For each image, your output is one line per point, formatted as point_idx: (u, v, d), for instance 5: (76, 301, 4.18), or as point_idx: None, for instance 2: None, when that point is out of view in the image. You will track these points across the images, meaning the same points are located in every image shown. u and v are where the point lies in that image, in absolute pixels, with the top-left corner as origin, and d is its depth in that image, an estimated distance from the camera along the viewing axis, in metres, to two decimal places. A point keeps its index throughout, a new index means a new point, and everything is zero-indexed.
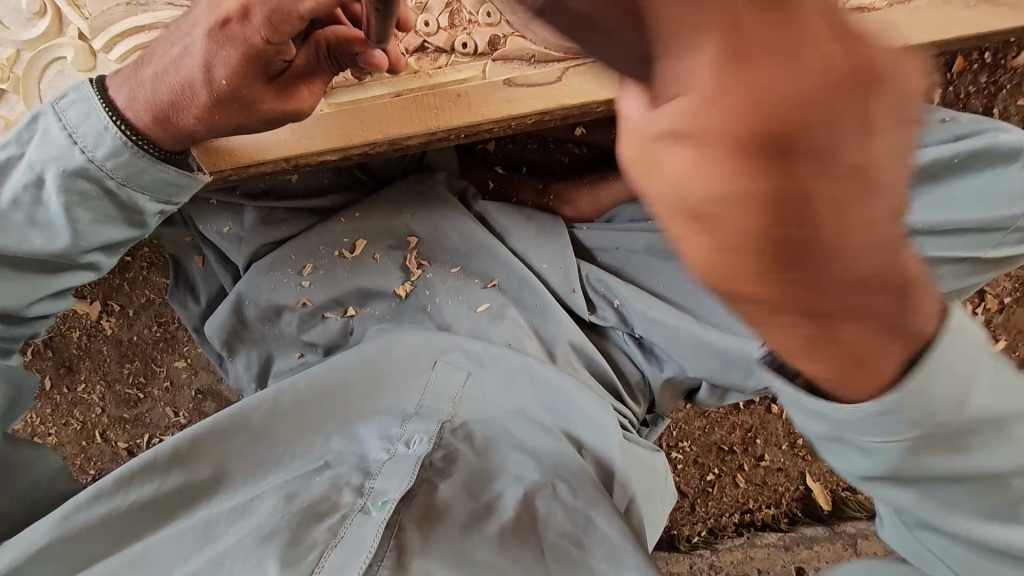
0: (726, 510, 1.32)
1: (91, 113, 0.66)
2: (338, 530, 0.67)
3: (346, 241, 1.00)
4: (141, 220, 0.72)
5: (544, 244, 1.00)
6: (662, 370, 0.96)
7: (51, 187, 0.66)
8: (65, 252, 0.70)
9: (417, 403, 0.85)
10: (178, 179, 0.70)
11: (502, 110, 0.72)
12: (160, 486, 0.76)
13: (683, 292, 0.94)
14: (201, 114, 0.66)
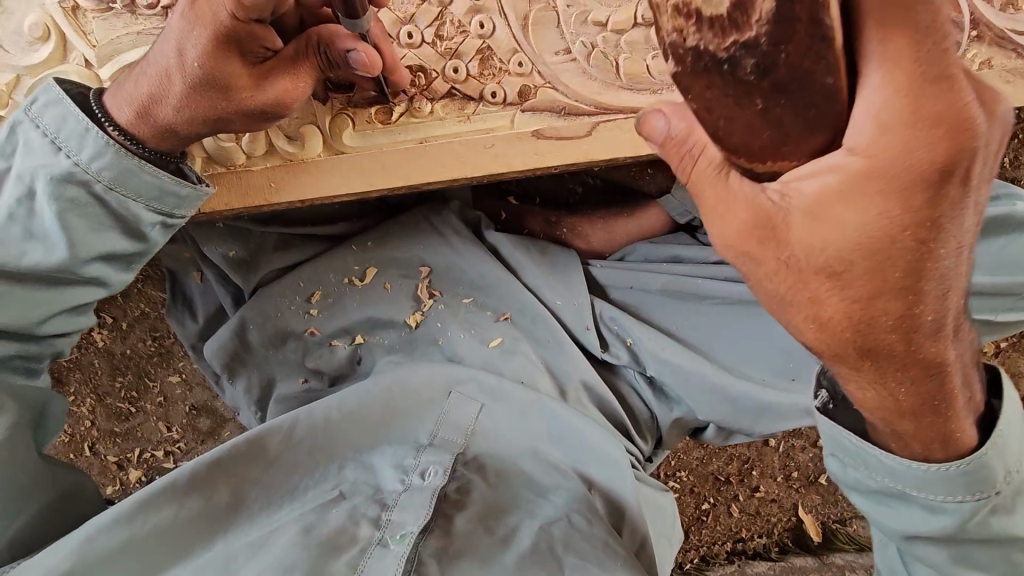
0: (719, 539, 1.33)
1: (71, 115, 0.62)
2: (358, 563, 0.70)
3: (356, 269, 0.98)
4: (139, 229, 0.66)
5: (557, 280, 0.97)
6: (672, 410, 0.95)
7: (43, 196, 0.61)
8: (65, 266, 0.64)
9: (429, 433, 0.83)
10: (175, 184, 0.65)
11: (527, 162, 0.71)
12: (178, 511, 0.73)
13: (694, 332, 0.93)
14: (184, 103, 0.61)
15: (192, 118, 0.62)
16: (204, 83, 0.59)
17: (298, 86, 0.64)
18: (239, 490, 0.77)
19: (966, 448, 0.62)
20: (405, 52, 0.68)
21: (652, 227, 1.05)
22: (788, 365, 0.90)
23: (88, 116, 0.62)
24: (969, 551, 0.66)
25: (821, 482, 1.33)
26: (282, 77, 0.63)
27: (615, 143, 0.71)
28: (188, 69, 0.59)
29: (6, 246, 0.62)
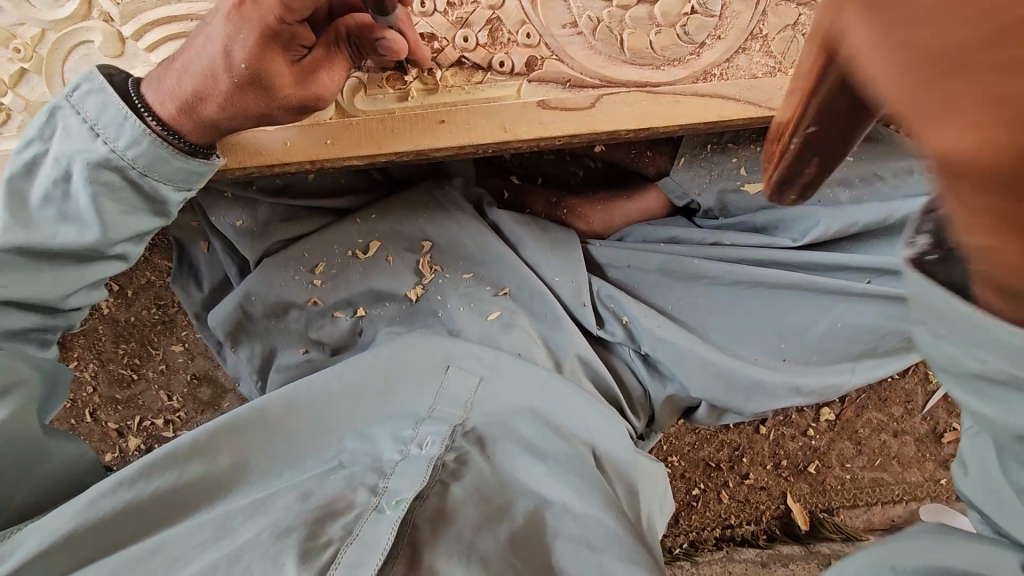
0: (708, 525, 1.35)
1: (103, 102, 0.64)
2: (353, 528, 0.66)
3: (360, 242, 1.00)
4: (164, 211, 0.70)
5: (557, 258, 0.99)
6: (665, 387, 0.97)
7: (80, 181, 0.64)
8: (97, 243, 0.68)
9: (429, 406, 0.85)
10: (202, 168, 0.68)
11: (534, 132, 0.73)
12: (181, 476, 0.75)
13: (687, 310, 0.95)
14: (226, 102, 0.64)
15: (234, 117, 0.65)
16: (250, 85, 0.62)
17: (332, 81, 0.66)
18: (239, 457, 0.79)
19: None
20: (418, 20, 0.71)
21: (650, 209, 1.07)
22: (780, 346, 0.94)
23: (130, 105, 0.65)
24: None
25: (810, 470, 1.35)
26: (321, 72, 0.66)
27: (617, 115, 0.73)
28: (232, 72, 0.61)
29: (41, 226, 0.65)
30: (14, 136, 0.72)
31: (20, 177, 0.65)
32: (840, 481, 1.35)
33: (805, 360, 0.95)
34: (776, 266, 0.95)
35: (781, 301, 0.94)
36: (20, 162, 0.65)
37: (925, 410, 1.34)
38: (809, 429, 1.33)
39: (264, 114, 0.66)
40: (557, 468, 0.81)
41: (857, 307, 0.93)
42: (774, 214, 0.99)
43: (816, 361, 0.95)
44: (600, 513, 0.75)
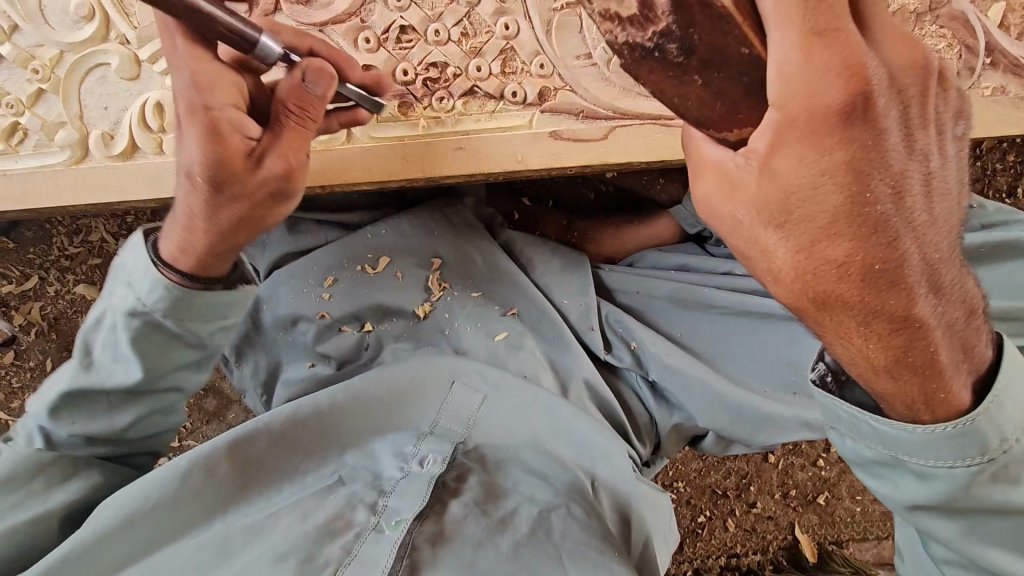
0: (713, 553, 1.33)
1: (140, 252, 0.67)
2: (353, 548, 0.70)
3: (369, 256, 0.99)
4: (203, 342, 0.72)
5: (569, 279, 0.98)
6: (672, 416, 0.96)
7: (120, 330, 0.68)
8: (141, 383, 0.71)
9: (431, 421, 0.85)
10: (224, 298, 0.69)
11: (545, 162, 0.73)
12: (179, 494, 0.74)
13: (697, 338, 0.94)
14: (200, 210, 0.63)
15: (219, 226, 0.63)
16: (211, 183, 0.61)
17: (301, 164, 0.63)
18: (240, 471, 0.78)
19: (957, 407, 0.50)
20: (432, 48, 0.71)
21: (662, 237, 1.06)
22: (790, 380, 0.90)
23: (150, 257, 0.66)
24: (999, 535, 0.54)
25: (819, 502, 1.32)
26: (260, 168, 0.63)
27: (630, 147, 0.73)
28: (201, 177, 0.61)
29: (96, 369, 0.70)
30: (29, 154, 0.73)
31: (90, 328, 0.71)
32: (849, 514, 1.32)
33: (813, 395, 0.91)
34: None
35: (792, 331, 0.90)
36: (89, 316, 0.71)
37: None
38: (818, 459, 1.31)
39: (241, 209, 0.63)
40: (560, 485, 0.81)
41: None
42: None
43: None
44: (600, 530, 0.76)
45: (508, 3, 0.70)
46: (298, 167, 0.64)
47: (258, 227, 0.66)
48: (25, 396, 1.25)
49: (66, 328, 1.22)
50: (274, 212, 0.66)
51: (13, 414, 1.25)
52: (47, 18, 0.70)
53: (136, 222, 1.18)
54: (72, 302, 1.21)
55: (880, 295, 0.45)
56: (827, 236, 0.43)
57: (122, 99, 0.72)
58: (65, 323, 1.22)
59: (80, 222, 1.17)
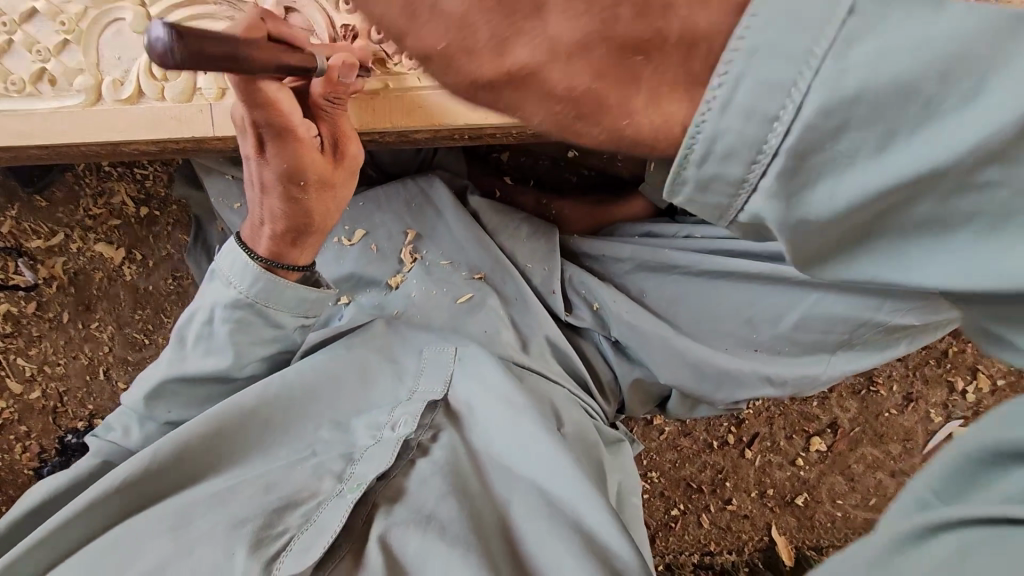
0: (687, 549, 1.31)
1: (238, 257, 0.81)
2: (311, 516, 0.73)
3: (346, 229, 1.07)
4: (282, 331, 0.87)
5: (532, 244, 1.04)
6: (633, 369, 1.01)
7: (220, 324, 0.84)
8: (231, 368, 0.87)
9: (408, 392, 0.90)
10: (309, 292, 0.85)
11: (502, 119, 0.79)
12: (153, 468, 0.79)
13: (655, 297, 0.99)
14: (306, 206, 0.79)
15: (311, 212, 0.80)
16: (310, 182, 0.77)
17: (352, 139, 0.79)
18: (212, 446, 0.82)
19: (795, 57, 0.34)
20: None
21: (635, 213, 1.11)
22: (750, 337, 0.93)
23: (243, 251, 0.81)
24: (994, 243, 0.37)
25: (797, 503, 1.29)
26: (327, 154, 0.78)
27: None
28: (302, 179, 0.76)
29: (191, 357, 0.86)
30: (51, 96, 0.83)
31: (186, 324, 0.87)
32: (829, 519, 1.29)
33: (777, 351, 0.93)
34: (745, 256, 0.94)
35: (751, 291, 0.93)
36: (186, 314, 0.87)
37: (927, 451, 1.26)
38: (797, 458, 1.28)
39: (331, 193, 0.80)
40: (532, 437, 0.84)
41: (840, 299, 0.88)
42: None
43: (790, 352, 0.93)
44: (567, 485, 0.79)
45: None
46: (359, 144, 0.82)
47: (345, 203, 0.84)
48: (43, 344, 1.35)
49: (84, 283, 1.33)
50: (347, 187, 0.83)
51: (32, 360, 1.35)
52: None
53: (154, 187, 1.29)
54: (91, 260, 1.32)
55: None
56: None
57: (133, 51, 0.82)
58: (84, 278, 1.33)
59: (104, 185, 1.28)
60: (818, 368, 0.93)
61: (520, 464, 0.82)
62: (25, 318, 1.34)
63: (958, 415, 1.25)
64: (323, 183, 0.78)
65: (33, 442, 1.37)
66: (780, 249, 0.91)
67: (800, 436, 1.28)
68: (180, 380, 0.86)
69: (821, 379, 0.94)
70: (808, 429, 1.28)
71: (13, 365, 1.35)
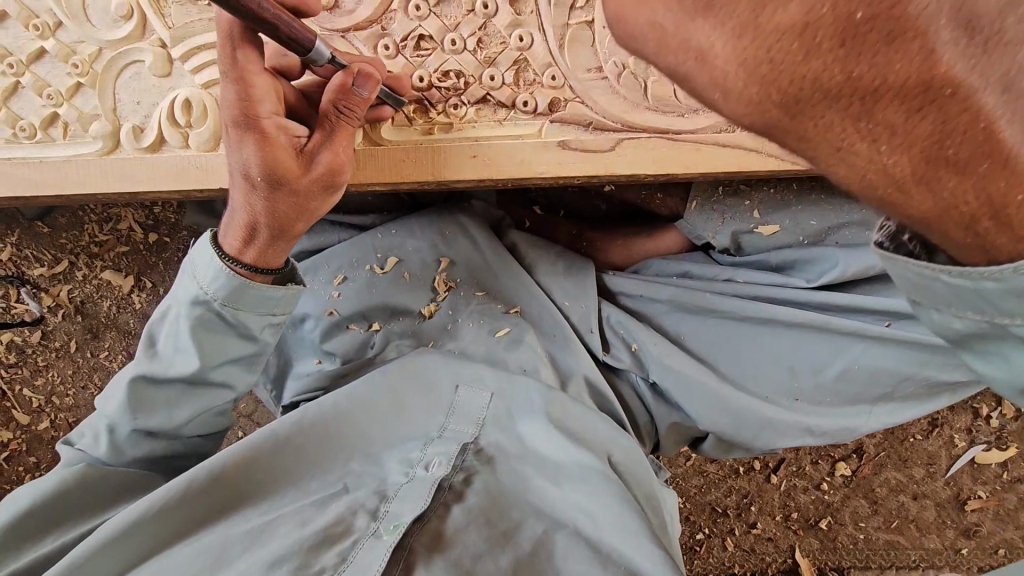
0: (711, 571, 1.31)
1: (206, 252, 0.74)
2: (348, 554, 0.68)
3: (379, 258, 1.03)
4: (252, 334, 0.78)
5: (568, 281, 1.01)
6: (670, 414, 0.99)
7: (183, 321, 0.75)
8: (197, 373, 0.77)
9: (440, 425, 0.86)
10: (274, 291, 0.76)
11: (552, 171, 0.75)
12: (186, 491, 0.75)
13: (700, 343, 0.95)
14: (262, 203, 0.69)
15: (282, 221, 0.70)
16: (269, 182, 0.67)
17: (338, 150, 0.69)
18: (250, 476, 0.78)
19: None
20: (448, 57, 0.73)
21: (668, 248, 1.07)
22: (792, 385, 0.92)
23: (212, 248, 0.74)
24: None
25: (820, 526, 1.30)
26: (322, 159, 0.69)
27: (636, 161, 0.75)
28: (256, 177, 0.67)
29: (162, 357, 0.78)
30: (64, 142, 0.77)
31: (157, 321, 0.80)
32: (851, 540, 1.30)
33: (820, 400, 0.92)
34: (788, 304, 0.93)
35: (794, 337, 0.92)
36: (155, 311, 0.79)
37: (949, 474, 1.28)
38: (822, 483, 1.29)
39: (297, 199, 0.69)
40: (570, 487, 0.81)
41: (879, 351, 0.89)
42: (789, 253, 0.97)
43: (830, 403, 0.92)
44: (624, 527, 0.74)
45: (523, 16, 0.72)
46: (348, 161, 0.71)
47: (316, 217, 0.72)
48: (50, 374, 1.30)
49: (92, 311, 1.27)
50: (326, 203, 0.72)
51: (39, 391, 1.30)
52: (89, 17, 0.75)
53: (163, 213, 1.23)
54: (99, 287, 1.27)
55: (844, 57, 0.37)
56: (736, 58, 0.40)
57: (153, 95, 0.77)
58: (92, 306, 1.28)
59: (110, 211, 1.22)
60: (859, 420, 0.92)
61: (558, 509, 0.79)
62: (29, 348, 1.29)
63: (982, 440, 1.26)
64: (287, 184, 0.68)
65: (43, 474, 1.32)
66: (818, 298, 0.91)
67: (825, 461, 1.28)
68: (149, 381, 0.78)
69: (859, 431, 0.93)
70: (833, 454, 1.28)
71: (19, 396, 1.30)
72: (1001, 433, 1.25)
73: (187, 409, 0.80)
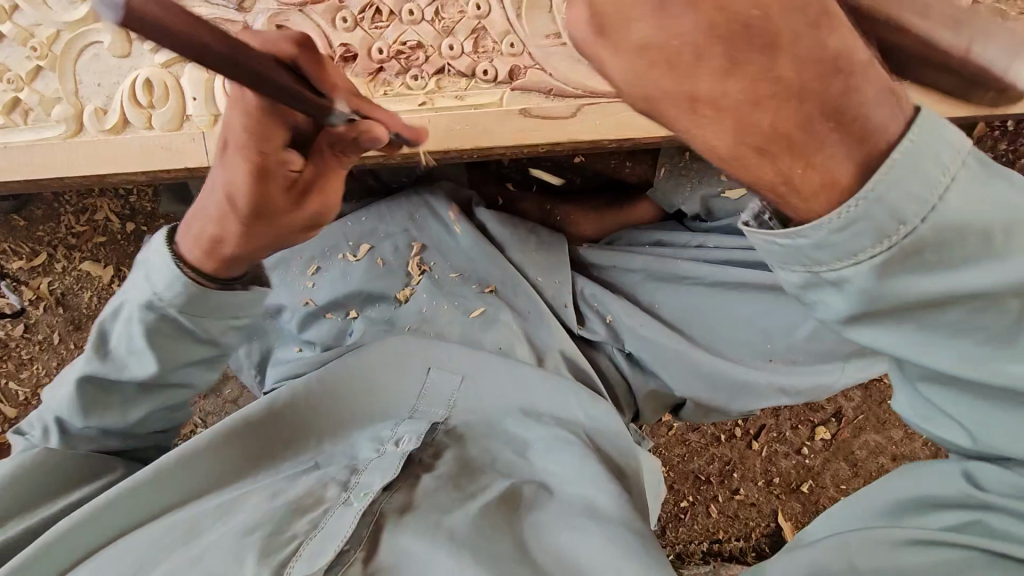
0: (696, 538, 1.34)
1: (161, 257, 0.71)
2: (319, 522, 0.68)
3: (351, 245, 1.05)
4: (210, 338, 0.76)
5: (542, 257, 1.02)
6: (648, 381, 1.00)
7: (137, 326, 0.73)
8: (159, 375, 0.76)
9: (411, 406, 0.87)
10: (236, 297, 0.74)
11: (515, 139, 0.75)
12: (150, 473, 0.74)
13: (671, 313, 0.96)
14: (241, 228, 0.69)
15: (258, 241, 0.72)
16: (256, 208, 0.68)
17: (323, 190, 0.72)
18: (222, 459, 0.79)
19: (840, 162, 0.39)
20: (406, 28, 0.74)
21: (641, 218, 1.10)
22: (767, 346, 0.92)
23: (173, 259, 0.71)
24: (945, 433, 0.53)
25: (802, 490, 1.32)
26: (307, 197, 0.72)
27: (599, 125, 0.75)
28: (246, 204, 0.68)
29: (114, 358, 0.76)
30: (26, 127, 0.77)
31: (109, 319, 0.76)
32: (835, 504, 1.33)
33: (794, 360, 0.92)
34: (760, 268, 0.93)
35: (766, 300, 0.91)
36: (108, 308, 0.76)
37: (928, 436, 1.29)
38: (802, 447, 1.31)
39: (275, 228, 0.72)
40: None
41: None
42: None
43: (805, 362, 0.92)
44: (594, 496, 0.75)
45: None
46: (331, 201, 0.75)
47: (284, 239, 0.74)
48: (34, 367, 1.30)
49: (74, 303, 1.28)
50: (298, 237, 0.76)
51: (25, 384, 1.31)
52: None
53: (139, 202, 1.24)
54: (78, 278, 1.27)
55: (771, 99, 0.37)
56: (725, 76, 0.36)
57: (114, 76, 0.77)
58: (73, 297, 1.28)
59: (87, 202, 1.23)
60: (832, 377, 0.93)
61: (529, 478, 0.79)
62: (13, 341, 1.29)
63: None
64: (269, 212, 0.70)
65: None
66: None
67: (805, 426, 1.31)
68: (104, 385, 0.77)
69: (833, 389, 0.94)
70: (813, 418, 1.31)
71: (5, 389, 1.30)
72: None
73: (144, 408, 0.78)
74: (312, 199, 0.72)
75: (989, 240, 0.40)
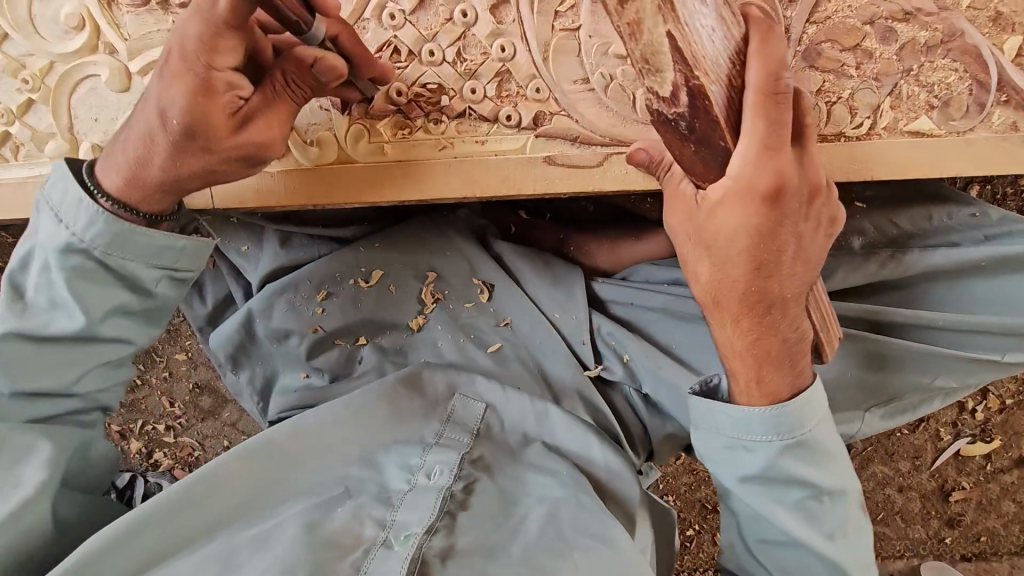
0: (701, 566, 1.33)
1: (76, 194, 0.69)
2: (361, 565, 0.67)
3: (363, 270, 1.00)
4: (143, 287, 0.74)
5: (560, 292, 0.98)
6: (665, 425, 0.96)
7: (53, 269, 0.70)
8: (86, 328, 0.72)
9: (437, 432, 0.84)
10: (172, 242, 0.72)
11: (539, 187, 0.74)
12: (173, 497, 0.71)
13: (691, 355, 0.94)
14: (162, 147, 0.66)
15: (180, 166, 0.67)
16: (184, 127, 0.64)
17: (273, 128, 0.67)
18: (252, 480, 0.76)
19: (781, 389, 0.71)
20: (426, 69, 0.73)
21: (657, 251, 1.04)
22: None
23: (88, 189, 0.69)
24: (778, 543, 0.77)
25: None
26: (248, 127, 0.66)
27: (625, 175, 0.74)
28: (173, 123, 0.64)
29: (35, 313, 0.72)
30: (17, 162, 0.75)
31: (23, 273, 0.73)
32: None
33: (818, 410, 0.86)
34: None
35: None
36: (17, 259, 0.72)
37: (935, 467, 1.29)
38: None
39: (211, 159, 0.67)
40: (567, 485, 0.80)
41: (895, 361, 0.85)
42: None
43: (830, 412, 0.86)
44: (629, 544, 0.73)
45: (505, 25, 0.71)
46: (281, 137, 0.69)
47: (226, 177, 0.69)
48: None
49: None
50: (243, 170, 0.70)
51: None
52: (38, 27, 0.71)
53: None
54: None
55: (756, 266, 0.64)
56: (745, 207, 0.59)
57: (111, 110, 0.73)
58: None
59: None
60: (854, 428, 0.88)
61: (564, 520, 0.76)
62: None
63: (967, 433, 1.27)
64: (202, 135, 0.65)
65: None
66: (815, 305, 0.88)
67: None
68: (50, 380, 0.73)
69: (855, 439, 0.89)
70: None
71: None
72: (986, 425, 1.26)
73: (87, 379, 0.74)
74: (254, 140, 0.67)
75: (819, 468, 0.74)
